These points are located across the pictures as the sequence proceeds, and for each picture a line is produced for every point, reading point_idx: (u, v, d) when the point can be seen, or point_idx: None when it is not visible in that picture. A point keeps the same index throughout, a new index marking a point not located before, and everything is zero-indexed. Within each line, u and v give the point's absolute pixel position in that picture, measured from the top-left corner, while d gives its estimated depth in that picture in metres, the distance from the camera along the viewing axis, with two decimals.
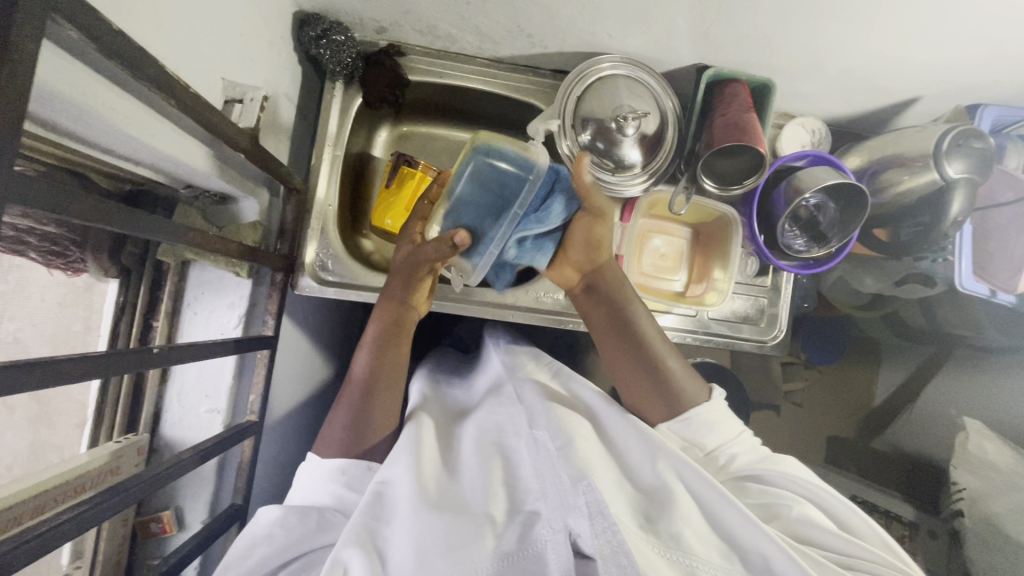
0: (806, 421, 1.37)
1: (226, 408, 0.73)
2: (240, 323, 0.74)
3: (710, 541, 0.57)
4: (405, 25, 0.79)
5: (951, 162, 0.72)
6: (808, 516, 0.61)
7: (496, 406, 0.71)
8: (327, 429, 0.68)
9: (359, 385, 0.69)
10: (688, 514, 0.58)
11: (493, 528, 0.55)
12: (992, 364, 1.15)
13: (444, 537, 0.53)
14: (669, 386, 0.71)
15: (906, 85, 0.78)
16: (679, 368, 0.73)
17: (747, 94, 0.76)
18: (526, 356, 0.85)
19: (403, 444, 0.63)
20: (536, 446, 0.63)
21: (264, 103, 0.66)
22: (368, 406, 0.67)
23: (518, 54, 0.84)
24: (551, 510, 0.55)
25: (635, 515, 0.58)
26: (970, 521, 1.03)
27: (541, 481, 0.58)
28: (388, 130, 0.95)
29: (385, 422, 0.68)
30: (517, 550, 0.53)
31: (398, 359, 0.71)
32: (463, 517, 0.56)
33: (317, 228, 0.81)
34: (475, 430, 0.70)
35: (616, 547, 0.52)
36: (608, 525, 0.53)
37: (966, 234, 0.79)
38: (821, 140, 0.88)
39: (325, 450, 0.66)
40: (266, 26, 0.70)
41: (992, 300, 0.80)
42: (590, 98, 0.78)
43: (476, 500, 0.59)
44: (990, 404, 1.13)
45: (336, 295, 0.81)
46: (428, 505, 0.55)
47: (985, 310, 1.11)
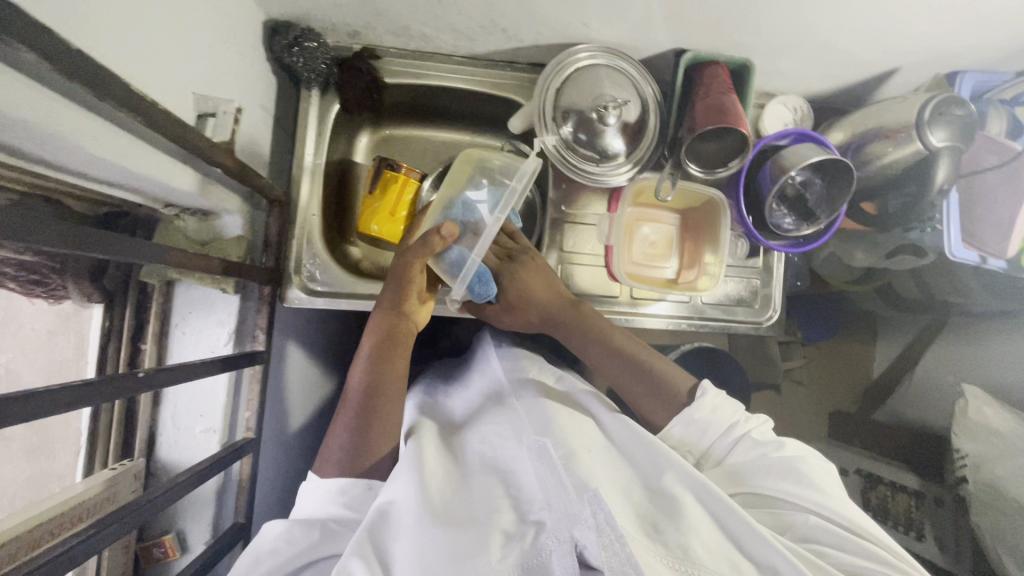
0: (807, 399, 1.46)
1: (222, 427, 0.72)
2: (230, 340, 0.73)
3: (720, 553, 0.56)
4: (378, 27, 0.78)
5: (934, 130, 0.71)
6: (824, 524, 0.59)
7: (499, 415, 0.71)
8: (327, 448, 0.68)
9: (356, 400, 0.68)
10: (695, 522, 0.57)
11: (499, 540, 0.54)
12: (991, 330, 1.18)
13: (446, 550, 0.52)
14: (659, 383, 0.74)
15: (885, 56, 0.78)
16: (662, 363, 0.77)
17: (727, 76, 0.76)
18: (528, 361, 0.85)
19: (405, 462, 0.63)
20: (541, 453, 0.61)
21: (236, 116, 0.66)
22: (366, 423, 0.67)
23: (494, 50, 0.83)
24: (556, 521, 0.54)
25: (642, 527, 0.57)
26: (974, 487, 1.06)
27: (545, 489, 0.57)
28: (370, 134, 0.94)
29: (384, 438, 0.68)
30: (520, 564, 0.52)
31: (395, 370, 0.71)
32: (467, 526, 0.56)
33: (301, 238, 0.80)
34: (477, 443, 0.69)
35: (624, 558, 0.50)
36: (614, 535, 0.51)
37: (954, 200, 0.77)
38: (804, 118, 0.88)
39: (326, 469, 0.65)
40: (234, 37, 0.69)
41: (985, 267, 0.78)
42: (569, 90, 0.76)
43: (483, 512, 0.58)
44: (990, 369, 1.17)
45: (326, 305, 0.80)
46: (433, 517, 0.55)
47: (977, 277, 1.13)
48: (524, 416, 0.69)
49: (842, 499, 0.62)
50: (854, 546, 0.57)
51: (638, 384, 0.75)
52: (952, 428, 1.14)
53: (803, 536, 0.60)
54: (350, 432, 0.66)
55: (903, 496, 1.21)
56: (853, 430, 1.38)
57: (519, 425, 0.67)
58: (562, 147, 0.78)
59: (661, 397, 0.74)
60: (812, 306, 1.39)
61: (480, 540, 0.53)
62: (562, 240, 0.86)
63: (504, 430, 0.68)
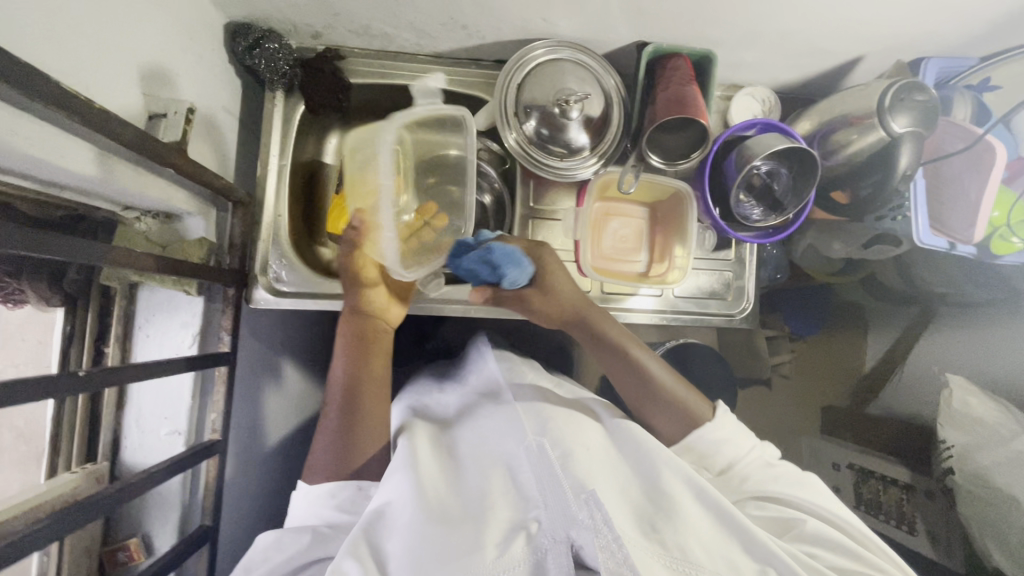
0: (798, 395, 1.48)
1: (187, 429, 0.72)
2: (195, 341, 0.73)
3: (715, 549, 0.57)
4: (339, 27, 0.78)
5: (895, 117, 0.70)
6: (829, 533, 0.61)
7: (495, 410, 0.70)
8: (314, 455, 0.68)
9: (334, 400, 0.68)
10: (692, 522, 0.58)
11: (495, 539, 0.55)
12: (975, 319, 1.21)
13: (442, 550, 0.52)
14: (675, 407, 0.71)
15: (848, 44, 0.78)
16: (684, 389, 0.73)
17: (689, 67, 0.75)
18: (526, 366, 0.83)
19: (398, 460, 0.62)
20: (538, 453, 0.61)
21: (189, 115, 0.64)
22: (347, 422, 0.66)
23: (457, 47, 0.83)
24: (553, 520, 0.55)
25: (638, 526, 0.57)
26: (961, 478, 1.07)
27: (542, 488, 0.58)
28: (340, 135, 0.94)
29: (371, 437, 0.67)
30: (517, 565, 0.53)
31: (372, 370, 0.70)
32: (461, 526, 0.56)
33: (268, 238, 0.79)
34: (472, 438, 0.68)
35: (621, 560, 0.51)
36: (611, 536, 0.52)
37: (919, 184, 0.76)
38: (772, 108, 0.88)
39: (313, 476, 0.65)
40: (191, 40, 0.69)
41: (954, 254, 0.76)
42: (530, 85, 0.76)
43: (478, 510, 0.58)
44: (975, 360, 1.19)
45: (292, 306, 0.79)
46: (426, 516, 0.56)
47: (958, 266, 1.13)
48: (521, 413, 0.67)
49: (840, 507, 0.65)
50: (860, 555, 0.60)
51: (651, 401, 0.72)
52: (939, 419, 1.16)
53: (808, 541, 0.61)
54: (330, 433, 0.66)
55: (895, 490, 1.19)
56: (846, 424, 1.41)
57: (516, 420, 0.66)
58: (525, 144, 0.78)
59: (671, 419, 0.71)
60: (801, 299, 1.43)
61: (476, 539, 0.54)
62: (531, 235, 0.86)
63: (500, 426, 0.67)
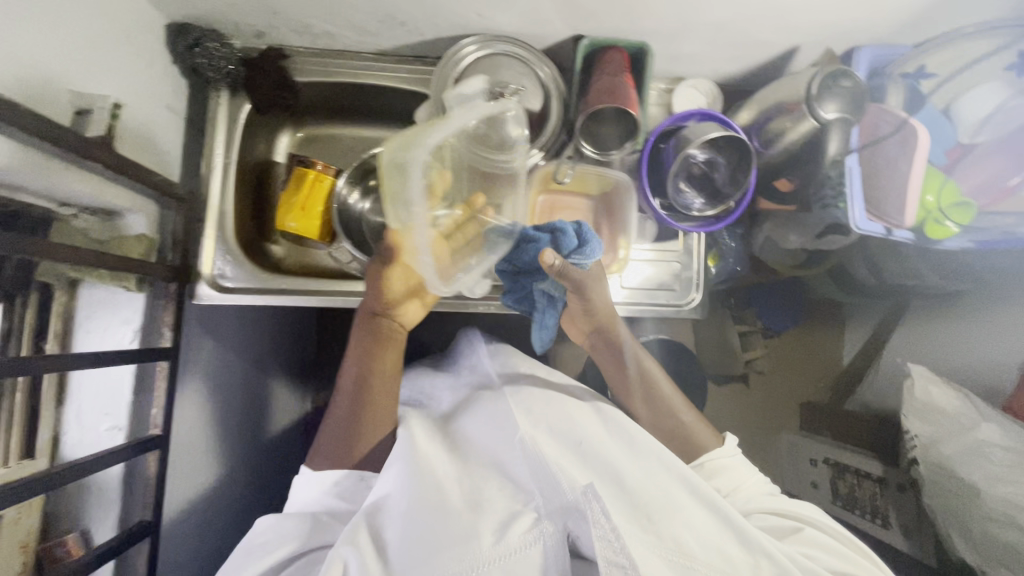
0: (779, 389, 1.57)
1: (128, 424, 0.73)
2: (137, 337, 0.74)
3: (711, 543, 0.62)
4: (280, 26, 0.80)
5: (823, 103, 0.71)
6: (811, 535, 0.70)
7: (498, 409, 0.76)
8: (321, 441, 0.75)
9: (346, 394, 0.74)
10: (685, 512, 0.64)
11: (494, 528, 0.63)
12: (956, 310, 1.25)
13: (446, 538, 0.61)
14: (685, 433, 0.81)
15: (781, 35, 0.79)
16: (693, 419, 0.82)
17: (624, 59, 0.76)
18: (515, 359, 0.92)
19: (398, 454, 0.69)
20: (533, 445, 0.68)
21: (116, 111, 0.64)
22: (358, 412, 0.73)
23: (399, 44, 0.84)
24: (549, 514, 0.64)
25: (632, 516, 0.62)
26: (925, 468, 1.09)
27: (544, 483, 0.65)
28: (291, 134, 0.95)
29: (380, 426, 0.74)
30: (514, 546, 0.61)
31: (386, 367, 0.75)
32: (461, 512, 0.64)
33: (211, 234, 0.81)
34: (476, 438, 0.75)
35: (617, 548, 0.58)
36: (608, 526, 0.58)
37: (854, 170, 0.72)
38: (715, 100, 0.89)
39: (319, 462, 0.73)
40: (127, 39, 0.70)
41: (892, 239, 0.76)
42: (467, 79, 0.77)
43: (481, 502, 0.66)
44: (951, 354, 1.23)
45: (236, 301, 0.80)
46: (421, 505, 0.63)
47: (921, 257, 1.15)
48: (514, 407, 0.75)
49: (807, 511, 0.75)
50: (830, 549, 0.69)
51: (660, 421, 0.82)
52: (902, 410, 1.17)
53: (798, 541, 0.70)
54: (341, 423, 0.73)
55: (868, 484, 1.23)
56: (820, 421, 1.47)
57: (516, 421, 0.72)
58: None
59: (674, 438, 0.81)
60: (775, 296, 1.44)
61: (475, 525, 0.62)
62: None
63: (505, 426, 0.73)
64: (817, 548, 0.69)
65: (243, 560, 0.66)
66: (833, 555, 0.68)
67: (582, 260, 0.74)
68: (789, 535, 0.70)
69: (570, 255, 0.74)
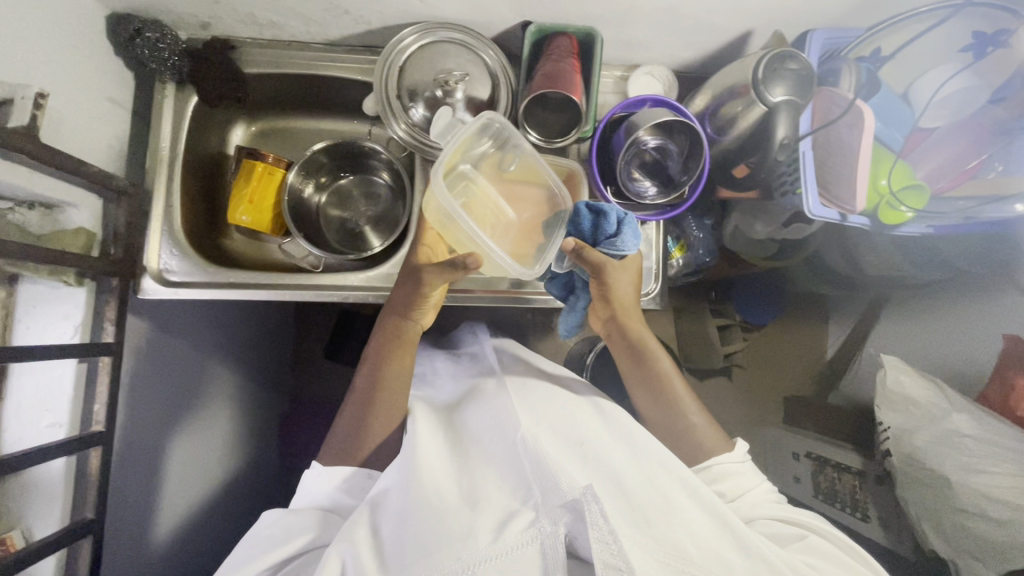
0: (759, 385, 1.50)
1: (70, 421, 0.71)
2: (78, 331, 0.71)
3: (709, 548, 0.59)
4: (225, 16, 0.79)
5: (768, 86, 0.70)
6: (820, 545, 0.67)
7: (503, 407, 0.74)
8: (331, 440, 0.79)
9: (360, 394, 0.79)
10: (685, 515, 0.62)
11: (489, 526, 0.59)
12: (934, 300, 1.24)
13: (441, 537, 0.58)
14: (693, 435, 0.78)
15: (733, 19, 0.78)
16: (705, 424, 0.79)
17: (572, 45, 0.75)
18: (512, 359, 0.96)
19: (404, 455, 0.70)
20: (534, 444, 0.65)
21: (39, 101, 0.62)
22: (370, 408, 0.77)
23: (349, 33, 0.83)
24: (546, 507, 0.59)
25: (633, 518, 0.59)
26: (897, 459, 1.08)
27: (540, 478, 0.61)
28: (245, 127, 0.95)
29: (388, 422, 0.77)
30: (512, 544, 0.57)
31: (399, 366, 0.79)
32: (458, 509, 0.62)
33: (157, 227, 0.81)
34: (474, 438, 0.74)
35: (614, 551, 0.54)
36: (606, 528, 0.54)
37: (808, 153, 0.75)
38: (672, 87, 0.88)
39: (326, 457, 0.76)
40: (64, 28, 0.69)
41: (846, 224, 0.76)
42: (412, 67, 0.76)
43: (478, 499, 0.63)
44: (930, 344, 1.22)
45: (175, 294, 0.80)
46: (417, 504, 0.62)
47: (896, 246, 1.15)
48: (520, 406, 0.74)
49: (815, 521, 0.72)
50: (836, 558, 0.66)
51: (666, 419, 0.80)
52: (876, 401, 1.15)
53: (806, 549, 0.66)
54: (352, 420, 0.77)
55: (849, 477, 1.19)
56: (804, 411, 1.41)
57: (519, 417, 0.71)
58: (411, 125, 0.78)
59: (679, 438, 0.79)
60: (755, 288, 1.42)
61: (472, 523, 0.59)
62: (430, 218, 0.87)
63: (511, 421, 0.71)
64: (815, 555, 0.66)
65: (243, 555, 0.66)
66: (835, 565, 0.65)
67: (614, 248, 0.76)
68: (792, 542, 0.67)
69: (604, 242, 0.76)
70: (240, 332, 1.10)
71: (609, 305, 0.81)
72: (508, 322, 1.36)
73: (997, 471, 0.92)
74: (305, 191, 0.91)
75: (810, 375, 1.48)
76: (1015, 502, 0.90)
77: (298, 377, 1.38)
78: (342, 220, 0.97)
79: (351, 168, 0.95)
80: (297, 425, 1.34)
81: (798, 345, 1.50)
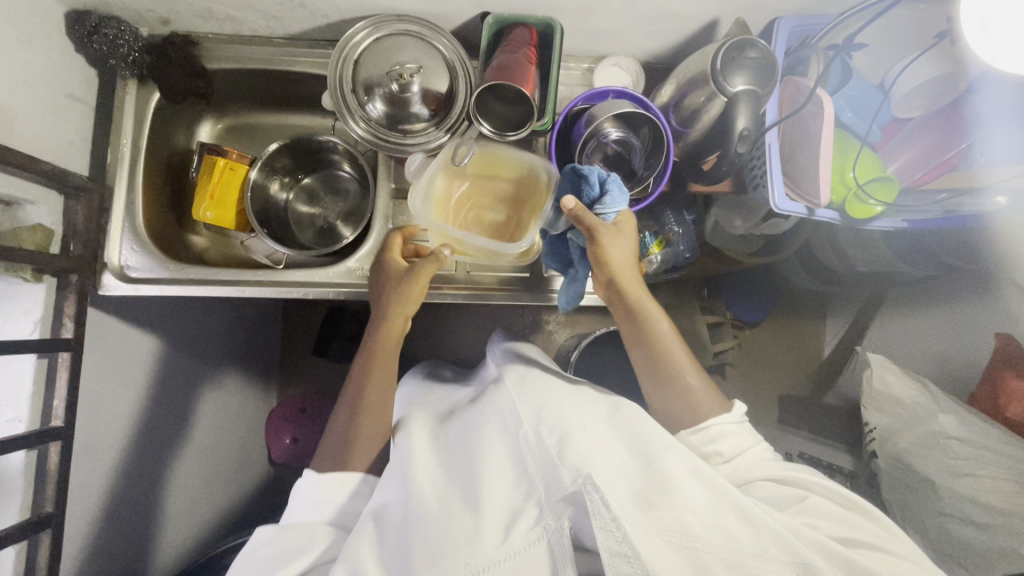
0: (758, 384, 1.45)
1: (29, 416, 0.71)
2: (37, 328, 0.71)
3: (712, 523, 0.56)
4: (183, 11, 0.79)
5: (727, 76, 0.68)
6: (821, 505, 0.63)
7: (499, 406, 0.73)
8: (323, 448, 0.76)
9: (350, 395, 0.77)
10: (685, 494, 0.58)
11: (488, 527, 0.58)
12: (928, 294, 1.20)
13: (446, 541, 0.58)
14: (690, 399, 0.73)
15: (694, 9, 0.76)
16: (705, 388, 0.74)
17: (530, 36, 0.73)
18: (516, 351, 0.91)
19: (400, 464, 0.68)
20: (535, 441, 0.65)
21: None
22: (360, 407, 0.76)
23: (308, 26, 0.83)
24: (551, 505, 0.59)
25: (635, 501, 0.57)
26: (884, 460, 1.04)
27: (545, 476, 0.61)
28: (214, 124, 0.95)
29: (380, 424, 0.75)
30: (519, 546, 0.57)
31: (385, 359, 0.78)
32: (459, 515, 0.60)
33: (119, 225, 0.82)
34: (465, 430, 0.73)
35: (621, 537, 0.52)
36: (609, 516, 0.53)
37: (774, 145, 0.73)
38: (638, 78, 0.86)
39: (321, 464, 0.73)
40: (18, 23, 0.68)
41: (814, 219, 0.74)
42: (368, 60, 0.76)
43: (478, 496, 0.62)
44: (922, 340, 1.18)
45: (136, 289, 0.80)
46: (419, 513, 0.61)
47: (886, 240, 1.11)
48: (519, 402, 0.71)
49: (815, 477, 0.68)
50: (842, 518, 0.61)
51: (664, 390, 0.75)
52: (862, 400, 1.11)
53: (803, 514, 0.62)
54: (346, 426, 0.75)
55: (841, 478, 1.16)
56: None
57: (515, 412, 0.70)
58: (365, 118, 0.76)
59: (679, 406, 0.74)
60: (746, 283, 1.37)
61: (477, 526, 0.58)
62: (394, 214, 0.86)
63: (508, 417, 0.70)
64: (812, 516, 0.62)
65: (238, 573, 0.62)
66: (837, 523, 0.61)
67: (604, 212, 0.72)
68: (790, 506, 0.63)
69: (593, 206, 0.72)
70: (221, 328, 1.10)
71: (605, 270, 0.74)
72: (490, 319, 1.35)
73: (983, 475, 0.89)
74: (271, 188, 0.90)
75: (806, 374, 1.42)
76: (1008, 510, 0.87)
77: (278, 374, 1.37)
78: (312, 216, 0.96)
79: (315, 165, 0.95)
80: (283, 424, 1.26)
81: (798, 344, 1.44)
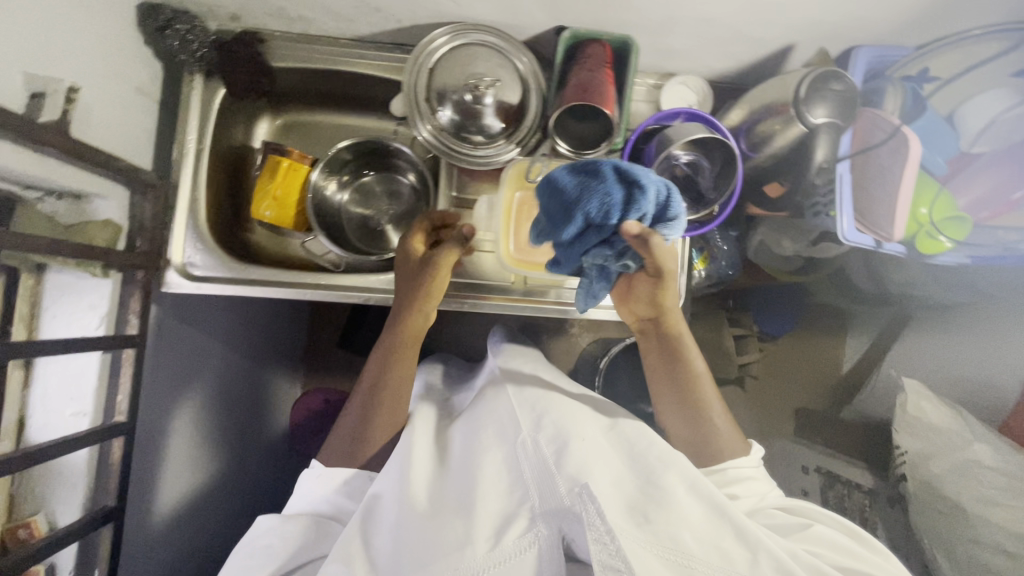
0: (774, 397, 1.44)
1: (94, 410, 0.71)
2: (103, 324, 0.71)
3: (709, 540, 0.54)
4: (256, 9, 0.79)
5: (812, 108, 0.69)
6: (825, 534, 0.62)
7: (490, 412, 0.71)
8: (333, 437, 0.75)
9: (366, 386, 0.74)
10: (682, 509, 0.56)
11: (488, 532, 0.57)
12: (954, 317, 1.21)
13: (436, 542, 0.56)
14: (712, 441, 0.73)
15: (773, 34, 0.75)
16: (725, 430, 0.74)
17: (606, 53, 0.72)
18: (527, 356, 0.90)
19: (396, 457, 0.67)
20: (533, 449, 0.63)
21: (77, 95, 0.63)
22: (374, 400, 0.73)
23: (378, 29, 0.82)
24: (546, 514, 0.57)
25: (628, 513, 0.55)
26: (914, 485, 1.05)
27: (540, 480, 0.60)
28: (271, 121, 0.95)
29: (390, 421, 0.73)
30: (509, 553, 0.55)
31: (403, 361, 0.75)
32: (451, 516, 0.59)
33: (183, 220, 0.82)
34: (461, 434, 0.72)
35: (614, 551, 0.52)
36: (603, 528, 0.53)
37: (844, 175, 0.72)
38: (706, 98, 0.85)
39: (330, 457, 0.72)
40: (97, 15, 0.68)
41: (881, 251, 0.74)
42: (441, 71, 0.75)
43: (469, 498, 0.61)
44: (945, 360, 1.19)
45: (200, 289, 0.81)
46: (409, 511, 0.60)
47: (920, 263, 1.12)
48: (518, 407, 0.70)
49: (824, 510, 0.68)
50: (845, 549, 0.61)
51: (687, 424, 0.76)
52: (894, 423, 1.12)
53: (807, 540, 0.61)
54: (358, 416, 0.73)
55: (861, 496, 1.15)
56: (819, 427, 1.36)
57: (508, 412, 0.69)
58: (438, 131, 0.76)
59: (698, 444, 0.74)
60: (777, 298, 1.37)
61: (468, 531, 0.57)
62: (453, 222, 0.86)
63: (499, 419, 0.69)
64: (817, 544, 0.61)
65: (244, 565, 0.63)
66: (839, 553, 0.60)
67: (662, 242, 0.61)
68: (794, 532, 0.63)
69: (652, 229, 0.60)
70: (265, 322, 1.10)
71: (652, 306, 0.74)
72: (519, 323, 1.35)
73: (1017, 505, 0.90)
74: (328, 189, 0.90)
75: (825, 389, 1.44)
76: None
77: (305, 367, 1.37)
78: (364, 218, 0.96)
79: (372, 166, 0.95)
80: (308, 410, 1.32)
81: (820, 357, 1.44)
